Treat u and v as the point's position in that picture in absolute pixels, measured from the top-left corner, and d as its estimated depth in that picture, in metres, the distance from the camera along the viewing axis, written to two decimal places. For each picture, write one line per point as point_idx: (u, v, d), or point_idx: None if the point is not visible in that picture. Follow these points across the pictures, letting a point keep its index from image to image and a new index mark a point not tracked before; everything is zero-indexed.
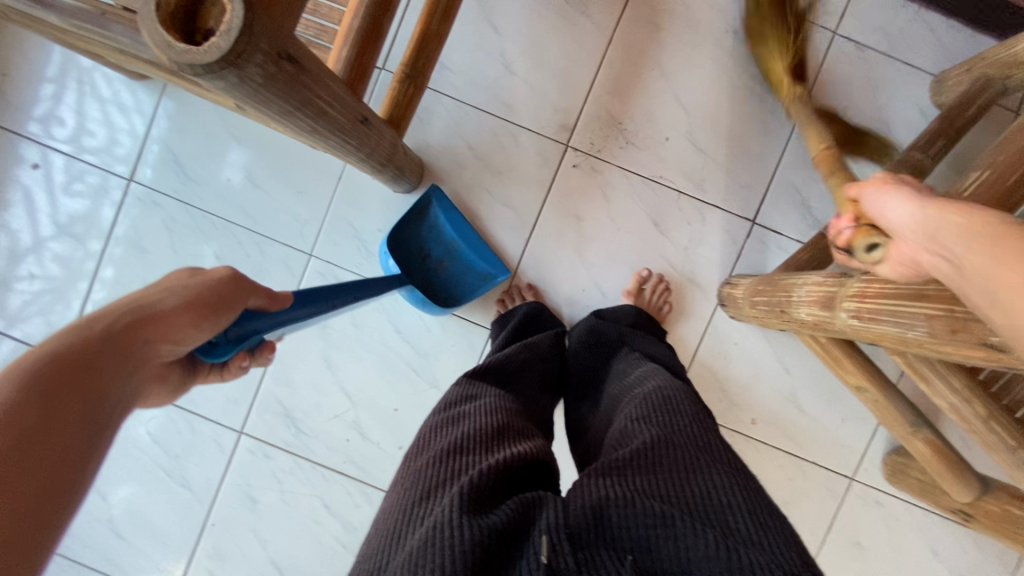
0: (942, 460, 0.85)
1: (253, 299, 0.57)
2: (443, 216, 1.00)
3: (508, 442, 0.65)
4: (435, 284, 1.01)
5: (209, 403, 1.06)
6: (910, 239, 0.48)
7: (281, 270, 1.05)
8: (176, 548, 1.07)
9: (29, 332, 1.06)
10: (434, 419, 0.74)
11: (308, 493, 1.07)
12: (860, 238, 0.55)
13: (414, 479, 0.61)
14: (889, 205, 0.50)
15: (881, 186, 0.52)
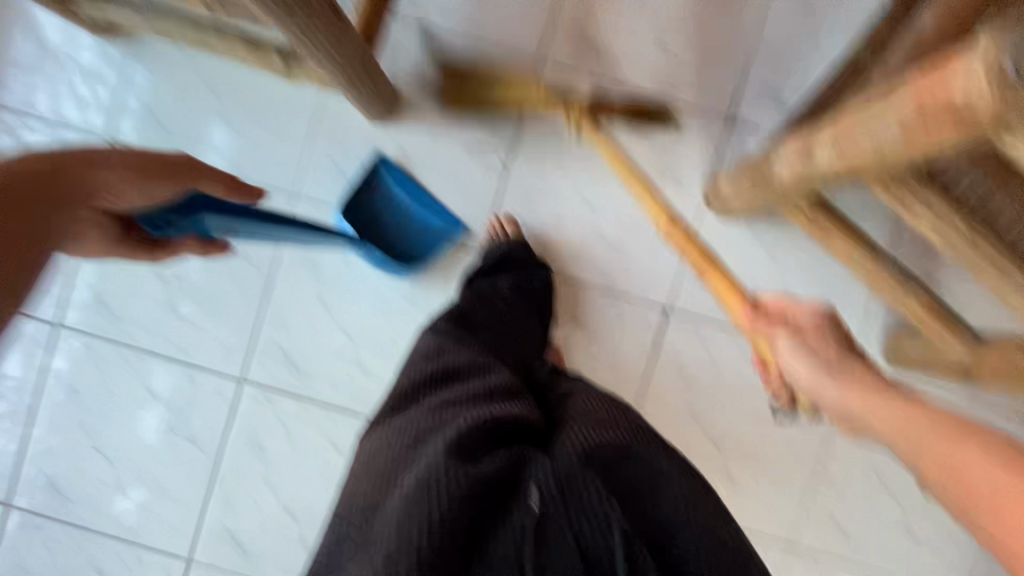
0: (935, 317, 0.87)
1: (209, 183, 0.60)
2: (395, 180, 1.03)
3: (498, 390, 0.69)
4: (396, 248, 1.04)
5: (208, 353, 1.06)
6: (839, 412, 0.56)
7: (267, 213, 1.05)
8: (189, 504, 1.07)
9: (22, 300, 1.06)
10: (419, 363, 0.76)
11: (316, 435, 1.06)
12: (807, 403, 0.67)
13: (409, 425, 0.66)
14: (803, 379, 0.60)
15: (796, 356, 0.61)
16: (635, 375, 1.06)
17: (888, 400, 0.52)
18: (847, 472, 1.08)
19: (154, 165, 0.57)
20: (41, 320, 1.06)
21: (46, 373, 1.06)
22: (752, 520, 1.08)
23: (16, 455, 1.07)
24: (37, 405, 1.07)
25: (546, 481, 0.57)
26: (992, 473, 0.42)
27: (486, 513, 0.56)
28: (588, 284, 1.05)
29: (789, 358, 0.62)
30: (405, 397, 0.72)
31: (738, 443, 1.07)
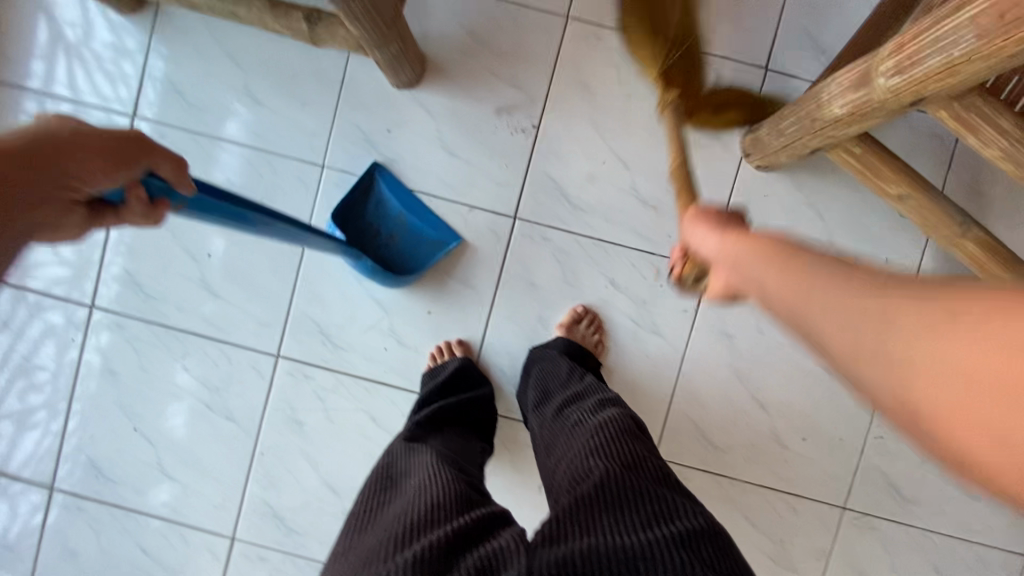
0: (994, 259, 0.83)
1: (163, 165, 0.56)
2: (392, 191, 1.02)
3: (454, 501, 0.71)
4: (387, 259, 1.03)
5: (242, 329, 1.05)
6: (725, 265, 0.57)
7: (295, 186, 1.03)
8: (228, 483, 1.06)
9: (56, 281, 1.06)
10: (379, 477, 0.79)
11: (354, 409, 1.05)
12: (688, 270, 0.78)
13: (366, 552, 0.67)
14: (704, 239, 0.63)
15: (693, 222, 0.65)
16: (676, 336, 1.04)
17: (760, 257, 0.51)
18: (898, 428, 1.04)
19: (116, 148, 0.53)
20: (75, 302, 1.06)
21: (83, 355, 1.06)
22: (801, 482, 1.05)
23: (57, 439, 1.08)
24: (76, 387, 1.07)
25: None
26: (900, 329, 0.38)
27: None
28: (625, 245, 1.03)
29: (691, 229, 0.65)
30: (364, 520, 0.74)
31: (785, 402, 1.04)
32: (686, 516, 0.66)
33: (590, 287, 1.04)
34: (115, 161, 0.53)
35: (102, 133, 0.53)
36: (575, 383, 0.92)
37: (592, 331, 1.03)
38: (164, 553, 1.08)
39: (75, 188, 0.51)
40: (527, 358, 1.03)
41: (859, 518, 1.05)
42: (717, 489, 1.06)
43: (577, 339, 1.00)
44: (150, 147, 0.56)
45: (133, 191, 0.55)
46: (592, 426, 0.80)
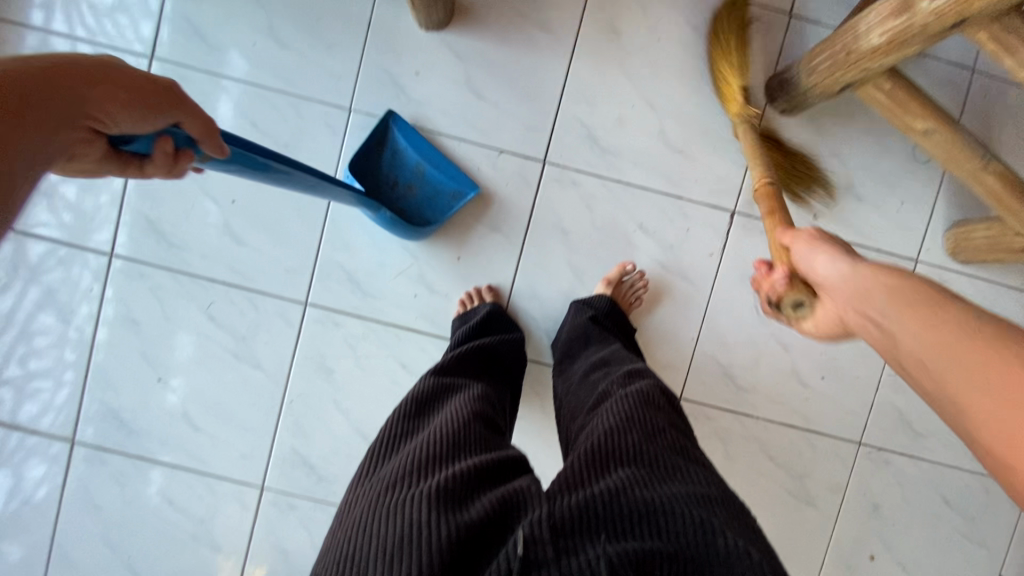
0: (1012, 193, 0.88)
1: (188, 121, 0.59)
2: (406, 140, 1.00)
3: (475, 443, 0.74)
4: (405, 209, 1.02)
5: (269, 277, 1.04)
6: (840, 292, 0.57)
7: (322, 130, 1.02)
8: (256, 432, 1.06)
9: (70, 227, 1.03)
10: (403, 410, 0.81)
11: (384, 355, 1.06)
12: (789, 293, 0.63)
13: (388, 476, 0.69)
14: (816, 261, 0.61)
15: (811, 240, 0.63)
16: (702, 279, 1.06)
17: (875, 277, 0.54)
18: None
19: (146, 91, 0.56)
20: (95, 251, 1.04)
21: (104, 305, 1.05)
22: (821, 418, 1.09)
23: (79, 391, 1.06)
24: (97, 339, 1.05)
25: (543, 531, 0.60)
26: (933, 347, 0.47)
27: (473, 561, 0.59)
28: (652, 189, 1.04)
29: (805, 254, 0.63)
30: (386, 449, 0.76)
31: (805, 342, 1.08)
32: (701, 480, 0.69)
33: (618, 232, 1.05)
34: (141, 109, 0.55)
35: (138, 74, 0.56)
36: (602, 348, 0.94)
37: (637, 287, 1.04)
38: (192, 504, 1.07)
39: (99, 120, 0.52)
40: (560, 323, 1.05)
41: (873, 452, 1.10)
42: (741, 428, 1.09)
43: (618, 297, 1.02)
44: (183, 102, 0.59)
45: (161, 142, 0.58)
46: (621, 389, 0.82)
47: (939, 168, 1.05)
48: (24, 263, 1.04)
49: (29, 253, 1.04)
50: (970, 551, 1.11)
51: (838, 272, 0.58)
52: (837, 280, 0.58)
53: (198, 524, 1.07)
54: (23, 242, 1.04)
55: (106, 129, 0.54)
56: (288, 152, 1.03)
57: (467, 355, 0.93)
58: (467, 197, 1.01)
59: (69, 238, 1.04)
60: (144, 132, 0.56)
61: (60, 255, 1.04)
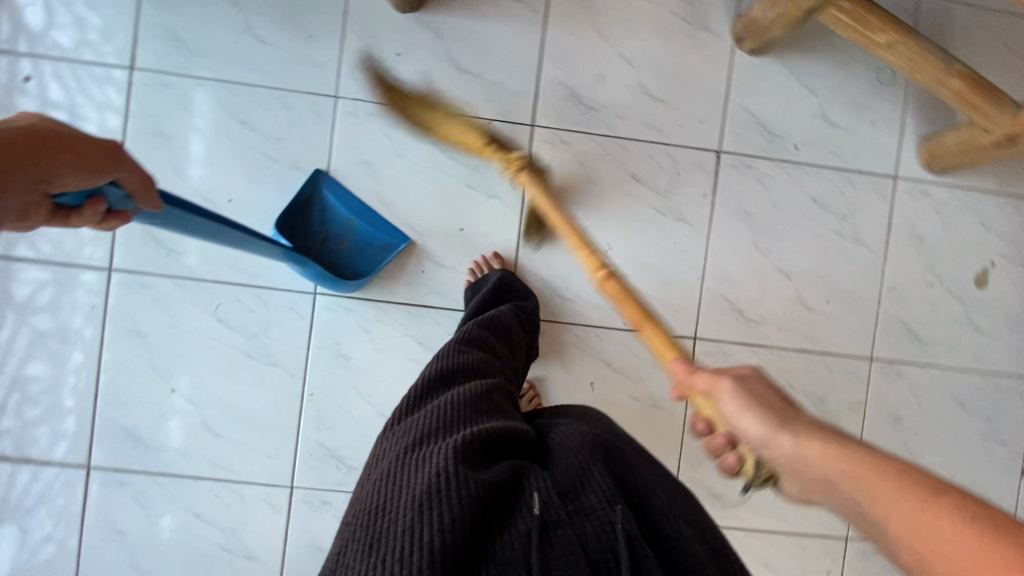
0: (975, 92, 0.93)
1: (128, 178, 0.57)
2: (335, 198, 1.03)
3: (497, 406, 0.74)
4: (338, 265, 1.05)
5: (274, 271, 1.03)
6: (800, 471, 0.55)
7: (311, 119, 1.04)
8: (279, 431, 1.04)
9: (62, 248, 1.02)
10: (431, 373, 0.80)
11: (400, 334, 1.06)
12: (748, 461, 0.59)
13: (412, 433, 0.69)
14: (744, 421, 0.57)
15: (738, 399, 0.58)
16: (699, 220, 1.09)
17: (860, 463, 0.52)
18: (906, 278, 1.13)
19: (94, 153, 0.55)
20: (91, 274, 1.02)
21: (104, 325, 1.02)
22: (832, 340, 1.12)
23: (88, 414, 1.02)
24: (99, 364, 1.02)
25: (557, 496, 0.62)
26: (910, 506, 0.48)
27: (496, 517, 0.59)
28: (640, 139, 1.07)
29: (735, 411, 0.58)
30: (410, 409, 0.75)
31: (804, 267, 1.11)
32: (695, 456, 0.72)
33: (613, 184, 1.07)
34: (89, 169, 0.54)
35: (85, 137, 0.55)
36: None
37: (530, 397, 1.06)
38: (221, 515, 1.03)
39: (47, 182, 0.52)
40: (567, 282, 1.07)
41: (886, 365, 1.13)
42: (759, 360, 1.10)
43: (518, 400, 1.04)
44: (123, 157, 0.57)
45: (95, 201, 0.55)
46: None
47: (903, 88, 1.11)
48: (14, 296, 1.02)
49: (18, 286, 1.02)
50: (988, 448, 1.15)
51: (780, 444, 0.56)
52: (784, 451, 0.56)
53: (230, 534, 1.03)
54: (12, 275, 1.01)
55: (51, 188, 0.52)
56: (280, 145, 1.03)
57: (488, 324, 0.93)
58: (396, 248, 1.03)
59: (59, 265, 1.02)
60: (81, 189, 0.53)
61: (51, 284, 1.02)
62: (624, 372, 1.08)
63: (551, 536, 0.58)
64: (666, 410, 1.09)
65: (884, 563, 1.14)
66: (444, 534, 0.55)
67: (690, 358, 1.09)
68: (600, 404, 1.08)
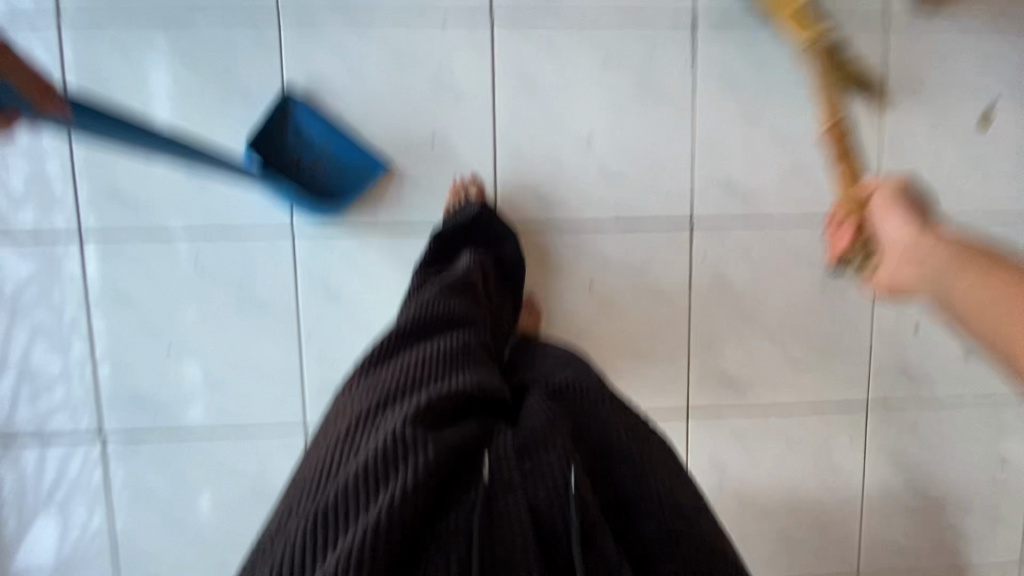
0: None
1: (19, 85, 0.52)
2: (308, 114, 0.98)
3: (471, 357, 0.68)
4: (315, 189, 1.01)
5: (248, 214, 1.00)
6: (897, 262, 0.64)
7: (255, 47, 0.97)
8: (284, 376, 1.03)
9: (30, 222, 0.98)
10: (401, 321, 0.74)
11: (389, 262, 1.02)
12: (851, 252, 0.82)
13: (373, 392, 0.65)
14: (890, 221, 0.68)
15: (888, 201, 0.70)
16: (682, 97, 1.02)
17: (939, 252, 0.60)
18: (907, 129, 1.07)
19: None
20: (75, 260, 0.99)
21: (92, 302, 1.00)
22: (836, 205, 1.07)
23: (94, 386, 1.02)
24: (100, 348, 1.01)
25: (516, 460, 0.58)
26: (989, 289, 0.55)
27: (450, 485, 0.56)
28: (608, 17, 1.00)
29: (872, 213, 0.72)
30: (377, 359, 0.71)
31: (799, 133, 1.05)
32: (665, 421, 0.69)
33: (586, 71, 1.01)
34: None
35: None
36: None
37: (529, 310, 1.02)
38: (243, 464, 1.04)
39: None
40: (551, 183, 1.02)
41: None
42: (761, 237, 1.06)
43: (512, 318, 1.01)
44: (15, 67, 0.51)
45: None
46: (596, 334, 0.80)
47: None
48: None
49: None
50: None
51: (895, 234, 0.67)
52: (900, 245, 0.65)
53: (255, 481, 1.04)
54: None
55: None
56: (228, 80, 0.97)
57: (463, 267, 0.87)
58: (374, 173, 0.99)
59: (42, 256, 0.99)
60: None
61: (30, 262, 0.99)
62: (623, 268, 1.05)
63: (501, 502, 0.55)
64: (671, 301, 1.06)
65: (909, 425, 1.13)
66: (392, 507, 0.52)
67: (689, 244, 1.05)
68: (603, 305, 1.06)
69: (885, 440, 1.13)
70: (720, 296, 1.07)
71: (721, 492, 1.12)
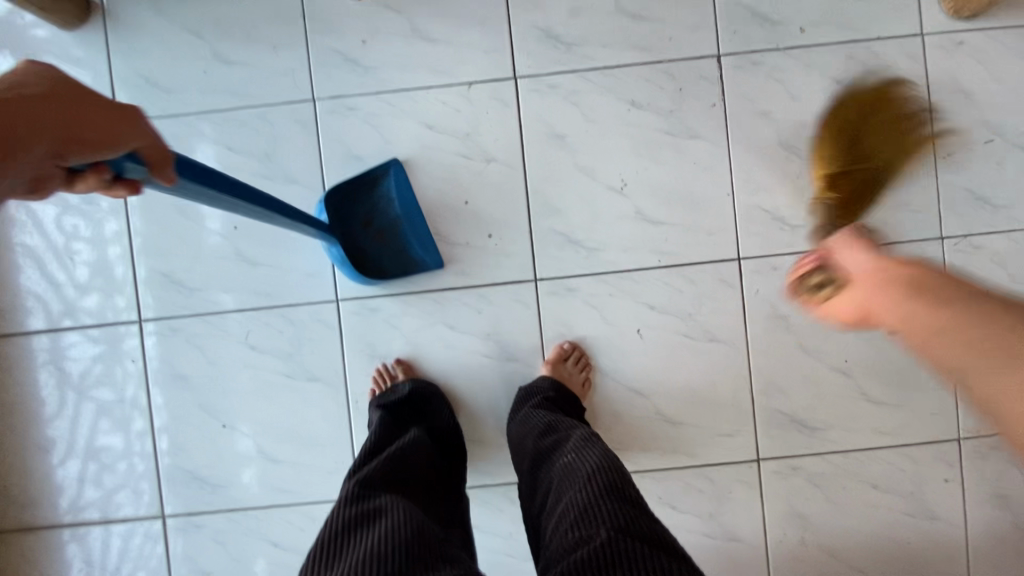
0: None
1: (141, 145, 0.55)
2: (398, 190, 1.01)
3: (425, 558, 0.66)
4: (369, 253, 1.01)
5: (295, 287, 1.02)
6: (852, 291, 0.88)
7: (295, 129, 1.02)
8: (335, 444, 1.02)
9: (96, 310, 1.04)
10: (342, 522, 0.71)
11: (432, 323, 1.02)
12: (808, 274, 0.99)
13: None
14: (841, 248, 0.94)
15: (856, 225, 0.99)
16: (715, 133, 1.01)
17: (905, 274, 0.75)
18: (961, 140, 1.01)
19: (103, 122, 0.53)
20: (136, 343, 1.04)
21: (150, 382, 1.04)
22: (890, 226, 1.01)
23: (155, 464, 1.04)
24: (160, 427, 1.04)
25: None
26: (959, 344, 0.62)
27: None
28: (631, 63, 1.00)
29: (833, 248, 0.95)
30: (327, 564, 0.66)
31: None
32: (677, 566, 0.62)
33: (613, 117, 1.01)
34: (101, 137, 0.51)
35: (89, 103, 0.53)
36: (547, 418, 0.90)
37: (581, 367, 1.01)
38: (297, 539, 1.03)
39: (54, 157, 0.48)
40: (589, 231, 1.01)
41: (959, 242, 1.01)
42: (814, 266, 1.01)
43: (563, 377, 0.99)
44: (134, 127, 0.55)
45: (100, 168, 0.51)
46: (581, 466, 0.76)
47: None
48: (68, 368, 1.04)
49: (70, 358, 1.04)
50: None
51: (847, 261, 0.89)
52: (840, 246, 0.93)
53: None
54: (64, 353, 1.04)
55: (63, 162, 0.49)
56: (271, 162, 1.02)
57: (401, 448, 0.87)
58: (429, 264, 1.00)
59: (105, 339, 1.04)
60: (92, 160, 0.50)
61: (98, 347, 1.04)
62: (670, 310, 1.01)
63: None
64: (724, 340, 1.01)
65: (1010, 458, 1.02)
66: None
67: (738, 280, 1.01)
68: (652, 349, 1.02)
69: (984, 478, 1.02)
70: (776, 330, 1.01)
71: (804, 545, 1.02)
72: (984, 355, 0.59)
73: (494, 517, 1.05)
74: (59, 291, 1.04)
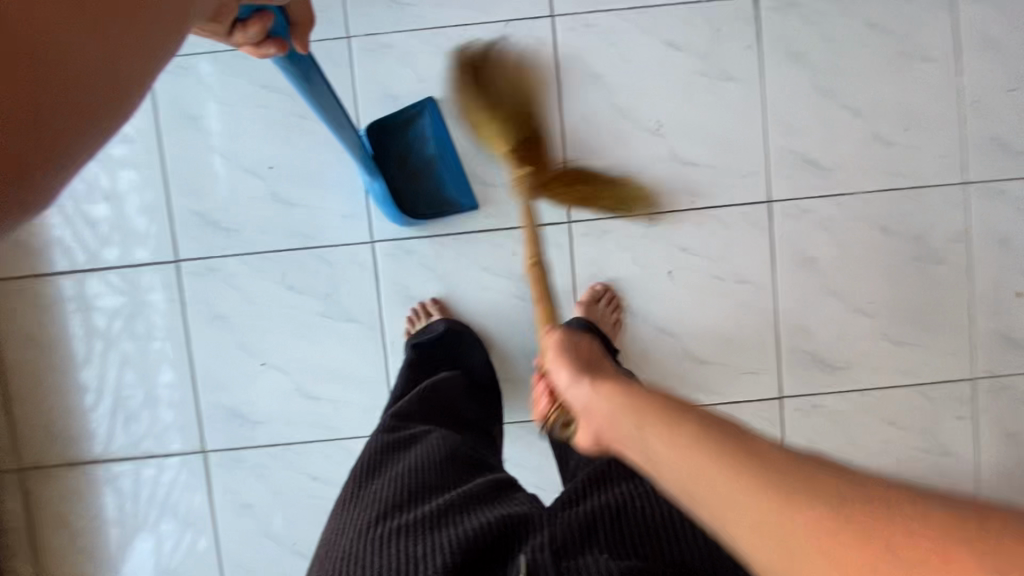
0: None
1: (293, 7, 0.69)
2: (433, 130, 1.00)
3: (463, 470, 0.74)
4: (404, 192, 1.01)
5: (331, 229, 1.03)
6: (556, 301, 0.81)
7: (330, 68, 1.01)
8: (371, 384, 1.05)
9: (118, 257, 1.04)
10: (385, 439, 0.79)
11: (467, 264, 1.04)
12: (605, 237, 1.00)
13: (373, 501, 0.69)
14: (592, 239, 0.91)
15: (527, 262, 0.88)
16: (749, 76, 1.01)
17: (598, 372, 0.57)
18: (991, 86, 1.02)
19: None
20: (157, 294, 1.05)
21: (173, 334, 1.05)
22: (918, 172, 1.03)
23: (187, 407, 1.06)
24: (191, 372, 1.06)
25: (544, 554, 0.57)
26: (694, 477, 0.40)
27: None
28: (668, 4, 1.00)
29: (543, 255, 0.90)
30: (371, 470, 0.74)
31: (873, 101, 1.02)
32: None
33: (648, 60, 1.01)
34: None
35: None
36: None
37: (611, 309, 1.03)
38: (336, 473, 1.06)
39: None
40: (623, 173, 1.02)
41: (984, 188, 1.03)
42: (841, 211, 1.03)
43: (595, 317, 1.00)
44: None
45: (265, 16, 0.65)
46: None
47: None
48: (89, 316, 1.05)
49: (92, 306, 1.05)
50: None
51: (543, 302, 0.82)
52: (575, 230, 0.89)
53: None
54: (89, 301, 1.05)
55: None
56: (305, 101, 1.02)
57: (440, 381, 0.92)
58: (463, 203, 1.01)
59: (126, 288, 1.05)
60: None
61: (118, 297, 1.05)
62: (700, 253, 1.03)
63: None
64: (752, 282, 1.04)
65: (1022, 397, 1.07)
66: None
67: (768, 224, 1.03)
68: (682, 291, 1.04)
69: (995, 415, 1.07)
70: (804, 274, 1.04)
71: None
72: (746, 502, 0.37)
73: (526, 453, 1.09)
74: (92, 232, 1.04)
